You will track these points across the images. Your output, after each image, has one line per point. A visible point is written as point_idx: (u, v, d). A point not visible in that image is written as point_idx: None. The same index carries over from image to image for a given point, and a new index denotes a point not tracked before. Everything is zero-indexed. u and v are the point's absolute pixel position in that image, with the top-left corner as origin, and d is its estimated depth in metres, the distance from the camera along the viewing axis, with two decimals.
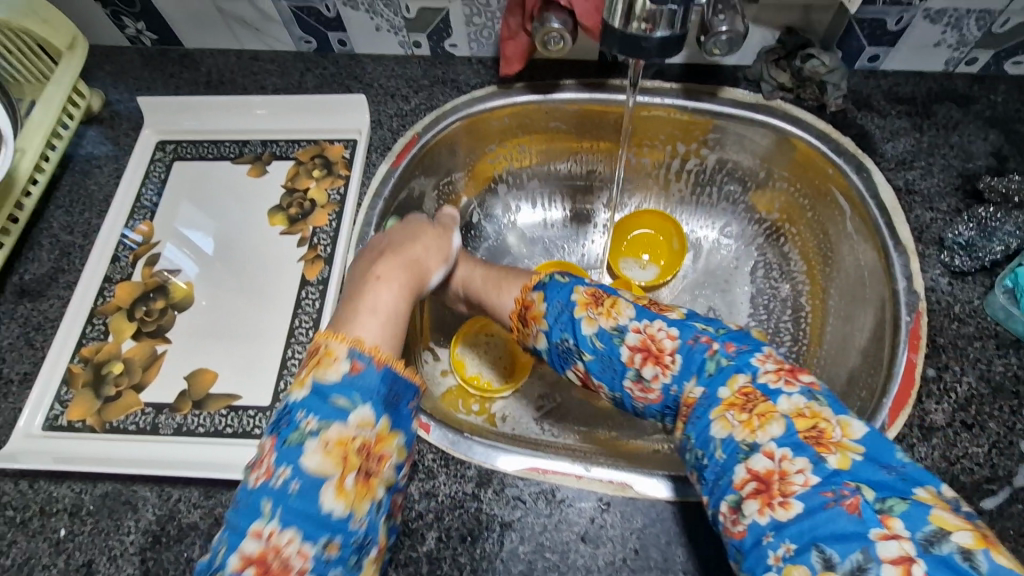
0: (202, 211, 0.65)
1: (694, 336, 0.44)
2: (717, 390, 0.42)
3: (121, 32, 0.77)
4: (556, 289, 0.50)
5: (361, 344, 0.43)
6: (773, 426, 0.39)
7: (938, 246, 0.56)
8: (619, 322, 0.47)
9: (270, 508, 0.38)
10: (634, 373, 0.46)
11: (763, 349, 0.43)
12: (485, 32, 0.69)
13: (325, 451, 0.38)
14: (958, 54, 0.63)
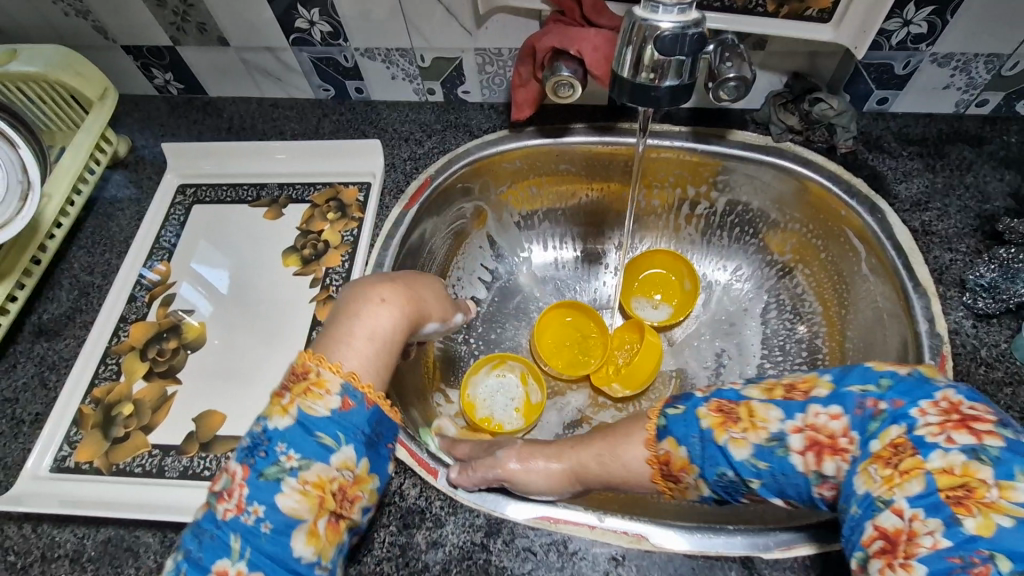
0: (218, 252, 0.66)
1: (853, 406, 0.40)
2: (865, 448, 0.38)
3: (150, 82, 0.81)
4: (678, 421, 0.45)
5: (352, 379, 0.40)
6: (913, 483, 0.34)
7: (959, 288, 0.55)
8: (768, 426, 0.42)
9: (240, 547, 0.36)
10: (815, 477, 0.40)
11: (920, 398, 0.38)
12: (497, 79, 0.71)
13: (302, 536, 0.37)
14: (967, 96, 0.63)
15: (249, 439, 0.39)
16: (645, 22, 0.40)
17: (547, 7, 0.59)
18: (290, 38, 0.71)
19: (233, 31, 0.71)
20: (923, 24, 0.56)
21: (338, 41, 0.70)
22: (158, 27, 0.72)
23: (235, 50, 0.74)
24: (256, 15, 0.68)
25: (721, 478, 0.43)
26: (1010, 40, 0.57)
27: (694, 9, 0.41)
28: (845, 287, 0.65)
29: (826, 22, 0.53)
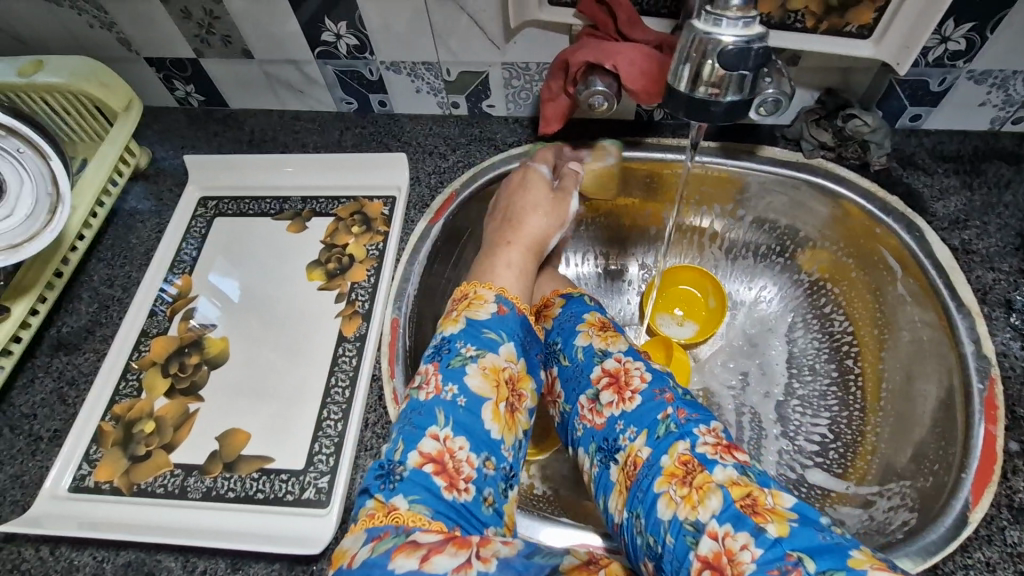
0: (240, 266, 0.65)
1: (661, 390, 0.46)
2: (657, 460, 0.42)
3: (171, 94, 0.81)
4: (576, 304, 0.56)
5: (504, 294, 0.53)
6: (712, 499, 0.39)
7: (1006, 308, 0.54)
8: (608, 348, 0.50)
9: (444, 416, 0.44)
10: (593, 391, 0.48)
11: (698, 422, 0.44)
12: (523, 93, 0.71)
13: (489, 410, 0.45)
14: (1004, 114, 0.62)
15: (433, 346, 0.49)
16: (707, 35, 0.38)
17: (579, 22, 0.59)
18: (315, 51, 0.70)
19: (258, 44, 0.71)
20: (961, 41, 0.55)
21: (364, 55, 0.70)
22: (182, 40, 0.72)
23: (258, 63, 0.74)
24: (282, 28, 0.68)
25: (550, 346, 0.54)
26: None
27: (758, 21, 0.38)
28: (881, 306, 0.63)
29: (866, 37, 0.52)
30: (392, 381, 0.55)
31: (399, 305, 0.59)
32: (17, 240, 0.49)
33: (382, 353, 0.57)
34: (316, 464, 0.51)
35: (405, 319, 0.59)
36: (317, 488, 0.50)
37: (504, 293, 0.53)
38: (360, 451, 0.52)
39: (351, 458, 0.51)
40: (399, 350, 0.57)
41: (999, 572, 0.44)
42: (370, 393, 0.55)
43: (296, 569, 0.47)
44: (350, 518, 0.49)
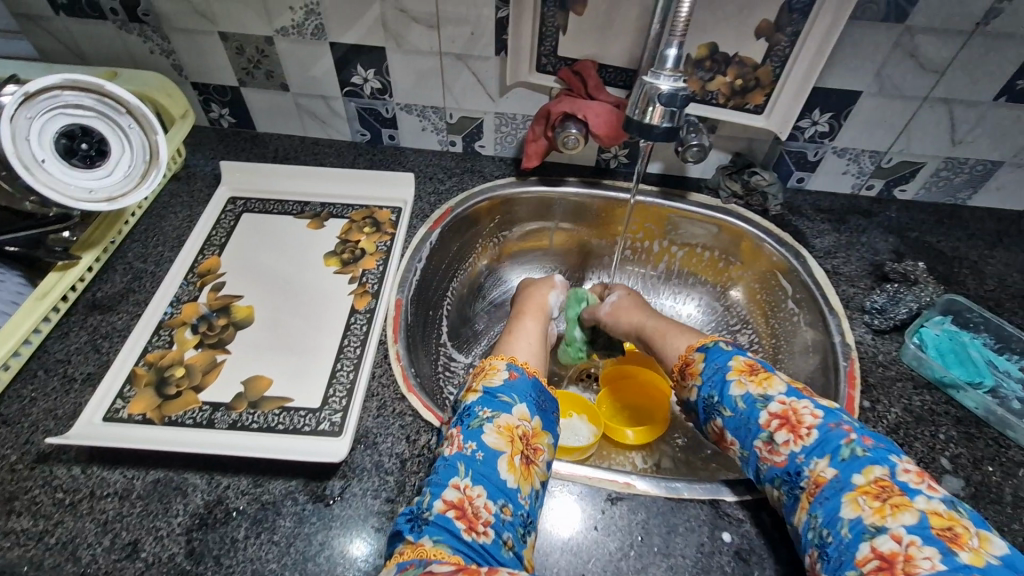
0: (264, 252, 0.77)
1: (838, 422, 0.52)
2: (850, 478, 0.48)
3: (206, 115, 0.94)
4: (717, 354, 0.63)
5: (515, 362, 0.64)
6: (906, 515, 0.44)
7: (861, 312, 0.73)
8: (768, 391, 0.56)
9: (464, 468, 0.52)
10: (766, 434, 0.54)
11: (895, 458, 0.49)
12: (509, 138, 0.89)
13: (503, 464, 0.53)
14: (859, 181, 0.86)
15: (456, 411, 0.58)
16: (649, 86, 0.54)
17: (559, 85, 0.78)
18: (344, 89, 0.87)
19: (296, 79, 0.86)
20: (825, 125, 0.78)
21: (384, 96, 0.87)
22: (230, 70, 0.86)
23: (292, 95, 0.89)
24: (320, 69, 0.84)
25: (708, 400, 0.60)
26: (885, 142, 0.79)
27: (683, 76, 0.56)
28: (779, 318, 0.81)
29: (759, 113, 0.74)
30: (395, 344, 0.67)
31: (403, 288, 0.73)
32: (114, 195, 0.63)
33: (388, 324, 0.69)
34: (330, 403, 0.61)
35: (407, 299, 0.73)
36: (331, 422, 0.60)
37: (515, 361, 0.64)
38: (368, 396, 0.63)
39: (360, 401, 0.62)
40: (402, 323, 0.70)
41: None
42: (377, 353, 0.67)
43: (311, 485, 0.56)
44: (359, 445, 0.59)
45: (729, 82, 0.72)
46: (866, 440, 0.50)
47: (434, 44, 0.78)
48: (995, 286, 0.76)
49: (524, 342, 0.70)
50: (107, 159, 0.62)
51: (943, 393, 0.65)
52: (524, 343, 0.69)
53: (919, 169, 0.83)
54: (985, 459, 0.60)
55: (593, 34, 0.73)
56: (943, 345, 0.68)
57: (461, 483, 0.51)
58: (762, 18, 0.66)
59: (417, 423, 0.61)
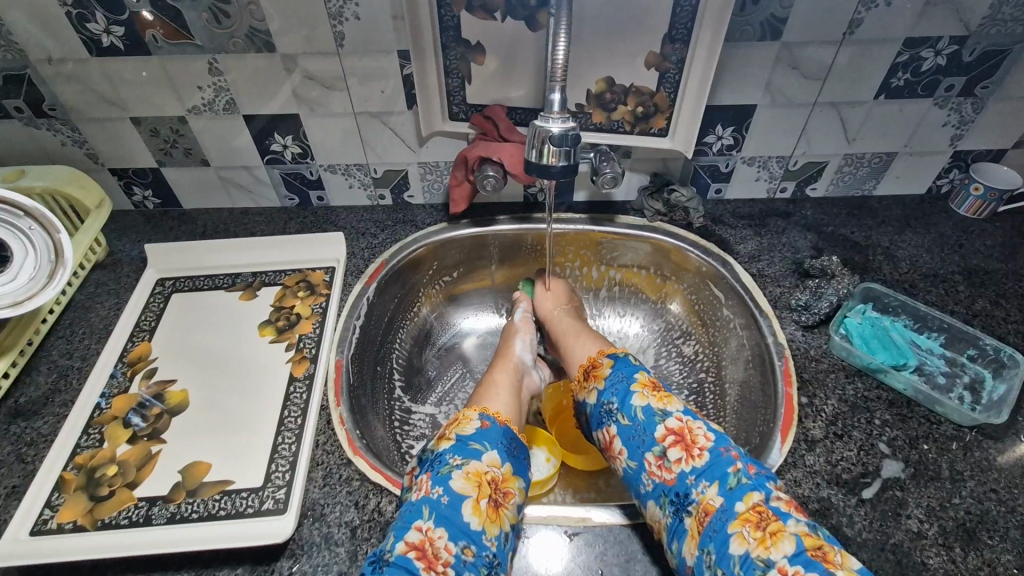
0: (197, 331, 0.75)
1: (728, 447, 0.52)
2: (732, 504, 0.48)
3: (128, 199, 0.93)
4: (624, 365, 0.62)
5: (487, 411, 0.61)
6: (785, 543, 0.44)
7: (789, 310, 0.76)
8: (666, 408, 0.57)
9: (429, 511, 0.50)
10: (660, 450, 0.54)
11: (772, 487, 0.49)
12: (436, 185, 0.91)
13: (469, 507, 0.51)
14: (773, 185, 0.90)
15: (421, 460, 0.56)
16: (541, 127, 0.59)
17: (474, 131, 0.82)
18: (265, 158, 0.87)
19: (216, 154, 0.87)
20: (730, 138, 0.83)
21: (306, 160, 0.87)
22: (148, 152, 0.86)
23: (214, 169, 0.89)
24: (238, 141, 0.85)
25: (607, 406, 0.60)
26: (787, 147, 0.84)
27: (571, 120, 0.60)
28: (717, 326, 0.83)
29: (665, 136, 0.79)
30: (338, 408, 0.66)
31: (342, 348, 0.72)
32: (19, 299, 0.62)
33: (329, 387, 0.68)
34: (273, 479, 0.60)
35: (347, 359, 0.72)
36: (275, 499, 0.58)
37: (487, 411, 0.61)
38: (313, 466, 0.61)
39: (305, 472, 0.60)
40: (344, 384, 0.69)
41: (803, 483, 0.59)
42: (320, 419, 0.65)
43: (258, 570, 0.54)
44: (307, 519, 0.57)
45: (630, 110, 0.77)
46: (744, 466, 0.51)
47: (348, 105, 0.80)
48: (908, 269, 0.80)
49: (499, 389, 0.67)
50: (9, 265, 0.62)
51: (874, 378, 0.68)
52: (500, 392, 0.67)
53: (824, 168, 0.88)
54: (920, 438, 0.62)
55: (499, 81, 0.77)
56: (866, 332, 0.71)
57: (425, 526, 0.49)
58: (649, 50, 0.70)
59: (366, 487, 0.59)
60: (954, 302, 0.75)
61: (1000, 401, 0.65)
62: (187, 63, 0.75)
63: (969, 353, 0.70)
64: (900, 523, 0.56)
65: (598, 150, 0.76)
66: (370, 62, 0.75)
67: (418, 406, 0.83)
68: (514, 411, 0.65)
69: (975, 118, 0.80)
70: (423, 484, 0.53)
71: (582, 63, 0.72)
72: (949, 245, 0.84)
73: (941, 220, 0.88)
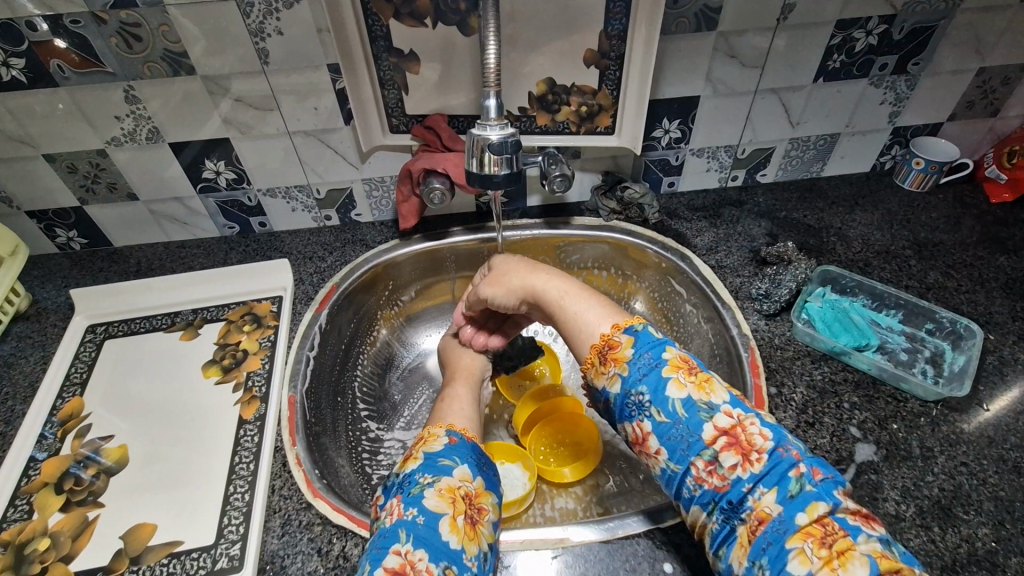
0: (134, 379, 0.70)
1: (786, 445, 0.45)
2: (793, 517, 0.41)
3: (52, 241, 0.86)
4: (647, 340, 0.51)
5: (454, 427, 0.58)
6: (855, 564, 0.38)
7: (750, 300, 0.75)
8: (710, 399, 0.47)
9: (405, 534, 0.46)
10: (710, 454, 0.45)
11: (835, 491, 0.43)
12: (383, 202, 0.88)
13: (445, 525, 0.46)
14: (724, 174, 0.90)
15: (392, 483, 0.52)
16: (481, 136, 0.58)
17: (417, 142, 0.78)
18: (197, 187, 0.82)
19: (143, 187, 0.81)
20: (677, 131, 0.82)
21: (242, 185, 0.83)
22: (67, 191, 0.80)
23: (144, 203, 0.83)
24: (166, 171, 0.79)
25: (636, 396, 0.49)
26: (734, 136, 0.84)
27: (510, 125, 0.59)
28: (681, 322, 0.82)
29: (611, 134, 0.78)
30: (294, 447, 0.62)
31: (294, 383, 0.68)
32: None
33: (282, 427, 0.64)
34: (226, 534, 0.55)
35: (301, 395, 0.67)
36: (229, 556, 0.54)
37: (453, 427, 0.58)
38: (269, 514, 0.57)
39: (261, 522, 0.56)
40: (298, 422, 0.64)
41: None
42: (274, 462, 0.61)
43: None
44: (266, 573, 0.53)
45: (574, 110, 0.76)
46: (804, 467, 0.44)
47: (280, 125, 0.76)
48: (861, 247, 0.81)
49: (461, 404, 0.64)
50: None
51: (839, 361, 0.68)
52: (462, 406, 0.63)
53: (772, 153, 0.88)
54: (888, 418, 0.62)
55: (438, 90, 0.74)
56: (828, 316, 0.70)
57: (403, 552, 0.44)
58: (587, 48, 0.69)
59: (328, 531, 0.55)
60: (907, 277, 0.76)
61: (961, 372, 0.66)
62: (99, 93, 0.70)
63: (927, 327, 0.71)
64: (877, 508, 0.55)
65: (546, 152, 0.73)
66: (300, 79, 0.71)
67: (386, 433, 0.79)
68: (478, 426, 0.62)
69: (910, 95, 0.82)
70: (398, 508, 0.48)
71: (521, 66, 0.71)
72: (898, 221, 0.85)
73: (888, 196, 0.89)
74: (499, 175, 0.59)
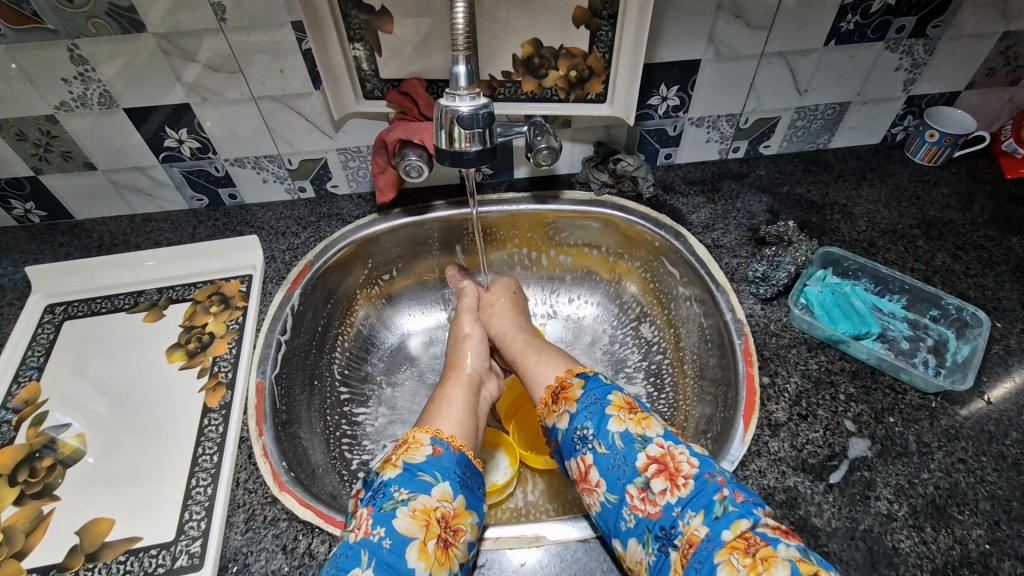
0: (94, 364, 0.67)
1: (713, 473, 0.47)
2: (718, 534, 0.43)
3: (8, 213, 0.81)
4: (596, 383, 0.56)
5: (440, 434, 0.54)
6: (777, 568, 0.40)
7: (746, 283, 0.71)
8: (646, 432, 0.51)
9: (367, 557, 0.44)
10: (642, 480, 0.48)
11: (756, 510, 0.45)
12: (360, 172, 0.82)
13: (415, 552, 0.44)
14: (724, 146, 0.84)
15: (366, 493, 0.49)
16: (449, 107, 0.53)
17: (392, 109, 0.73)
18: (159, 156, 0.76)
19: (101, 156, 0.75)
20: (675, 98, 0.76)
21: (207, 155, 0.77)
22: (19, 160, 0.74)
23: (103, 173, 0.78)
24: (123, 139, 0.74)
25: (580, 431, 0.53)
26: (736, 104, 0.78)
27: (482, 96, 0.54)
28: (673, 304, 0.78)
29: (603, 102, 0.72)
30: (261, 438, 0.59)
31: (262, 369, 0.65)
32: None
33: (249, 416, 0.61)
34: (187, 531, 0.53)
35: (270, 381, 0.64)
36: (189, 554, 0.52)
37: (440, 434, 0.54)
38: (233, 509, 0.54)
39: (223, 518, 0.54)
40: (266, 410, 0.61)
41: (768, 473, 0.55)
42: (239, 454, 0.58)
43: None
44: (227, 571, 0.51)
45: (563, 75, 0.70)
46: (728, 489, 0.46)
47: (244, 89, 0.70)
48: (865, 226, 0.76)
49: (453, 407, 0.59)
50: None
51: (836, 349, 0.64)
52: (453, 410, 0.59)
53: (776, 123, 0.82)
54: (885, 411, 0.59)
55: (414, 50, 0.68)
56: (827, 300, 0.67)
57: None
58: (576, 6, 0.63)
59: (294, 527, 0.53)
60: (913, 259, 0.72)
61: (964, 363, 0.62)
62: (40, 53, 0.63)
63: (931, 314, 0.67)
64: (869, 507, 0.53)
65: (532, 121, 0.67)
66: (261, 38, 0.65)
67: (367, 417, 0.75)
68: (470, 431, 0.58)
69: (928, 60, 0.76)
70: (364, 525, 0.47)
71: (505, 25, 0.64)
72: (906, 197, 0.80)
73: (897, 170, 0.84)
74: (472, 150, 0.55)
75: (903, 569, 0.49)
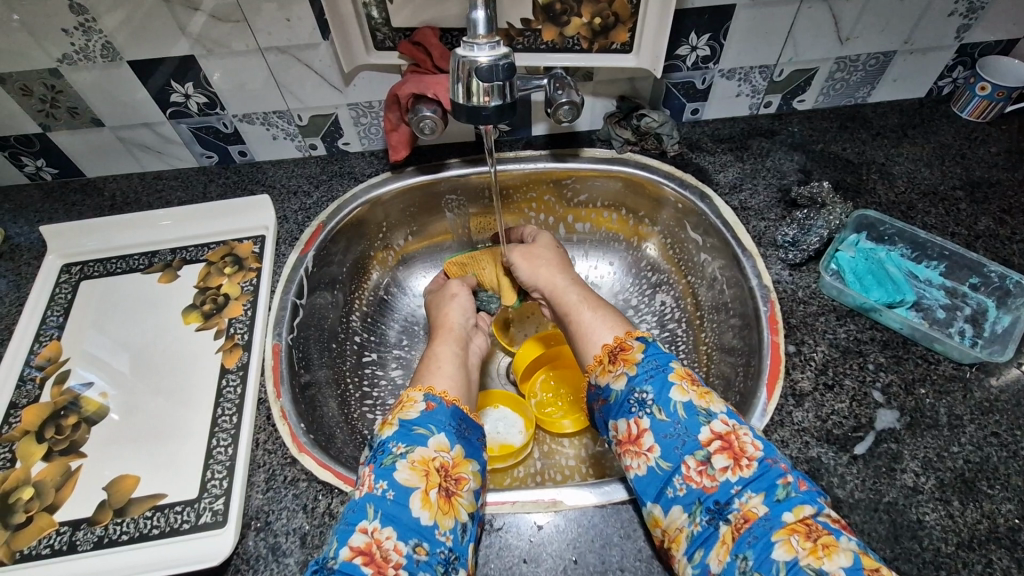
0: (111, 325, 0.67)
1: (776, 457, 0.46)
2: (778, 518, 0.42)
3: (20, 170, 0.80)
4: (656, 350, 0.54)
5: (433, 391, 0.53)
6: (840, 557, 0.38)
7: (774, 247, 0.68)
8: (710, 407, 0.49)
9: (373, 510, 0.44)
10: (703, 454, 0.46)
11: (819, 498, 0.44)
12: (373, 129, 0.79)
13: (420, 504, 0.44)
14: (756, 100, 0.79)
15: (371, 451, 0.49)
16: (466, 58, 0.50)
17: (405, 61, 0.69)
18: (167, 112, 0.74)
19: (107, 112, 0.73)
20: (706, 48, 0.71)
21: (215, 110, 0.74)
22: (26, 116, 0.72)
23: (110, 130, 0.76)
24: (129, 95, 0.71)
25: (638, 394, 0.51)
26: (772, 54, 0.73)
27: (504, 46, 0.51)
28: (693, 271, 0.75)
29: (629, 52, 0.68)
30: (279, 400, 0.59)
31: (279, 331, 0.64)
32: None
33: (266, 376, 0.61)
34: (210, 489, 0.54)
35: (286, 343, 0.64)
36: (212, 511, 0.53)
37: (432, 391, 0.53)
38: (253, 468, 0.55)
39: (245, 476, 0.55)
40: (283, 371, 0.61)
41: (791, 444, 0.54)
42: (258, 416, 0.59)
43: None
44: (249, 529, 0.52)
45: (586, 23, 0.65)
46: (789, 475, 0.45)
47: (251, 40, 0.66)
48: (904, 187, 0.72)
49: (443, 364, 0.59)
50: None
51: (867, 318, 0.62)
52: (443, 366, 0.58)
53: (814, 76, 0.77)
54: (916, 382, 0.57)
55: None
56: (860, 267, 0.64)
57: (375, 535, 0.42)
58: None
59: (313, 488, 0.54)
60: (954, 224, 0.68)
61: (1004, 334, 0.59)
62: (40, 3, 0.61)
63: (971, 282, 0.63)
64: (894, 480, 0.51)
65: (551, 73, 0.63)
66: None
67: (381, 379, 0.75)
68: (464, 386, 0.57)
69: (986, 4, 0.69)
70: (366, 483, 0.46)
71: None
72: (950, 156, 0.75)
73: (941, 126, 0.79)
74: (491, 104, 0.52)
75: (927, 543, 0.48)
